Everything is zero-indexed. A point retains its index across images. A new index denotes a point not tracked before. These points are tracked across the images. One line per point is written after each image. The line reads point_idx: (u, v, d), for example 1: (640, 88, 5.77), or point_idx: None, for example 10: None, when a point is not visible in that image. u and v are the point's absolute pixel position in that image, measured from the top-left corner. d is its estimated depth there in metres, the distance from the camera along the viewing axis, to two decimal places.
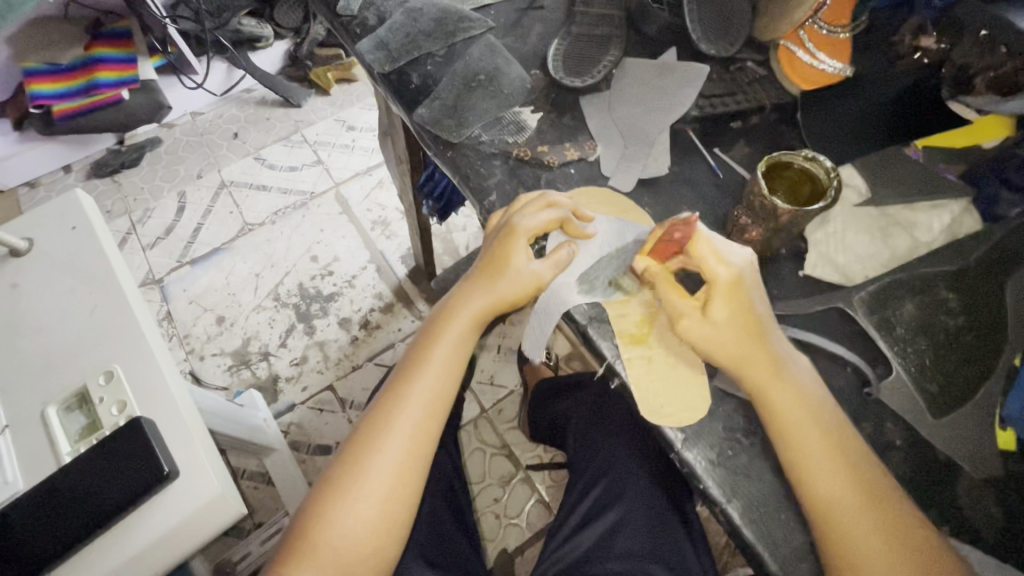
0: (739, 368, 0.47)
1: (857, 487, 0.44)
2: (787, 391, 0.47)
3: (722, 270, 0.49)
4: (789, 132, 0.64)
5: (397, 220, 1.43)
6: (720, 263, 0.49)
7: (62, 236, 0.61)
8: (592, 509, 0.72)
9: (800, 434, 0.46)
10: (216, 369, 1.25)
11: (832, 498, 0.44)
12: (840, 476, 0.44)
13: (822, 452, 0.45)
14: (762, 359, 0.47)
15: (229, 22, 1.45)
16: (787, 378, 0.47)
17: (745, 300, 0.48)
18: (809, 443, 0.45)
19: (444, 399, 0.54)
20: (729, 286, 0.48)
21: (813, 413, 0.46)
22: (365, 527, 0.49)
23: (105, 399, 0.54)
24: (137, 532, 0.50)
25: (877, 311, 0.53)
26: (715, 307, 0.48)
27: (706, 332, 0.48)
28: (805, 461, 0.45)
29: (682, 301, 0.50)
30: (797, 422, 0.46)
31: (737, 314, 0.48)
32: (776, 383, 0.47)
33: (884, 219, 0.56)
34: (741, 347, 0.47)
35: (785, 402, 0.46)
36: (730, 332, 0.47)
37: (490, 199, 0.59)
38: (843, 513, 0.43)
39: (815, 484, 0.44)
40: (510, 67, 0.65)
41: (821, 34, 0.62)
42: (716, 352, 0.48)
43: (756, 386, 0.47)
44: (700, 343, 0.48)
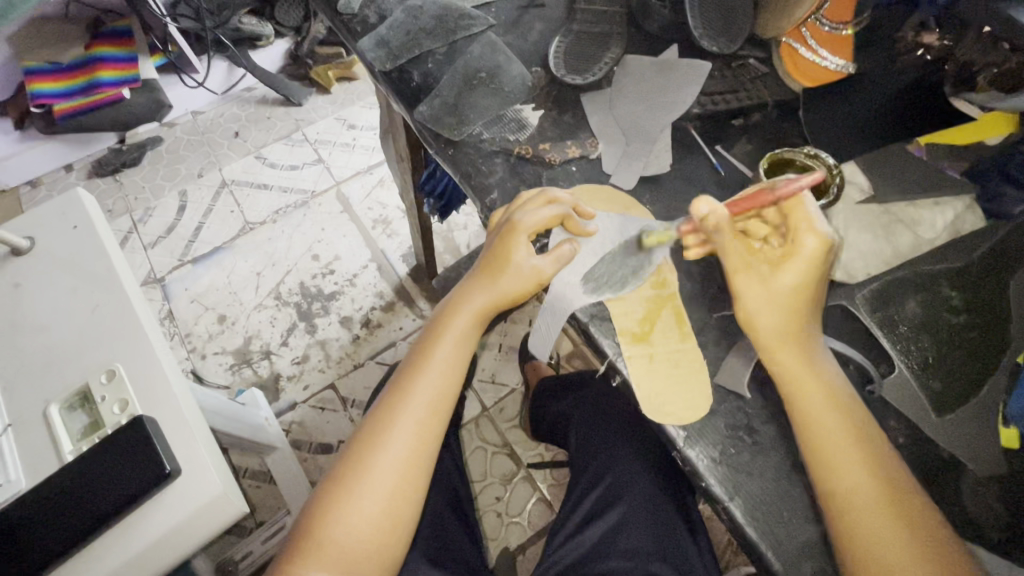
0: (772, 347, 0.48)
1: (871, 481, 0.44)
2: (793, 386, 0.47)
3: (810, 240, 0.47)
4: (791, 129, 0.63)
5: (398, 219, 1.43)
6: (811, 232, 0.47)
7: (63, 235, 0.61)
8: (594, 508, 0.71)
9: (821, 422, 0.46)
10: (218, 368, 1.25)
11: (850, 489, 0.44)
12: (861, 468, 0.44)
13: (842, 443, 0.45)
14: (786, 350, 0.47)
15: (229, 20, 1.46)
16: (802, 372, 0.47)
17: (819, 274, 0.47)
18: (827, 435, 0.45)
19: (448, 396, 0.54)
20: (810, 255, 0.47)
21: (834, 404, 0.46)
22: (370, 524, 0.49)
23: (107, 399, 0.54)
24: (139, 532, 0.50)
25: (880, 309, 0.52)
26: (785, 272, 0.47)
27: (766, 294, 0.48)
28: (825, 450, 0.45)
29: (753, 258, 0.49)
30: (818, 412, 0.46)
31: (802, 283, 0.47)
32: (801, 373, 0.47)
33: (887, 217, 0.56)
34: (790, 318, 0.47)
35: (807, 391, 0.47)
36: (786, 298, 0.47)
37: (491, 197, 0.59)
38: (859, 506, 0.43)
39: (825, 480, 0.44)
40: (511, 65, 0.65)
41: (823, 30, 0.62)
42: (766, 315, 0.48)
43: (787, 364, 0.47)
44: (750, 300, 0.48)
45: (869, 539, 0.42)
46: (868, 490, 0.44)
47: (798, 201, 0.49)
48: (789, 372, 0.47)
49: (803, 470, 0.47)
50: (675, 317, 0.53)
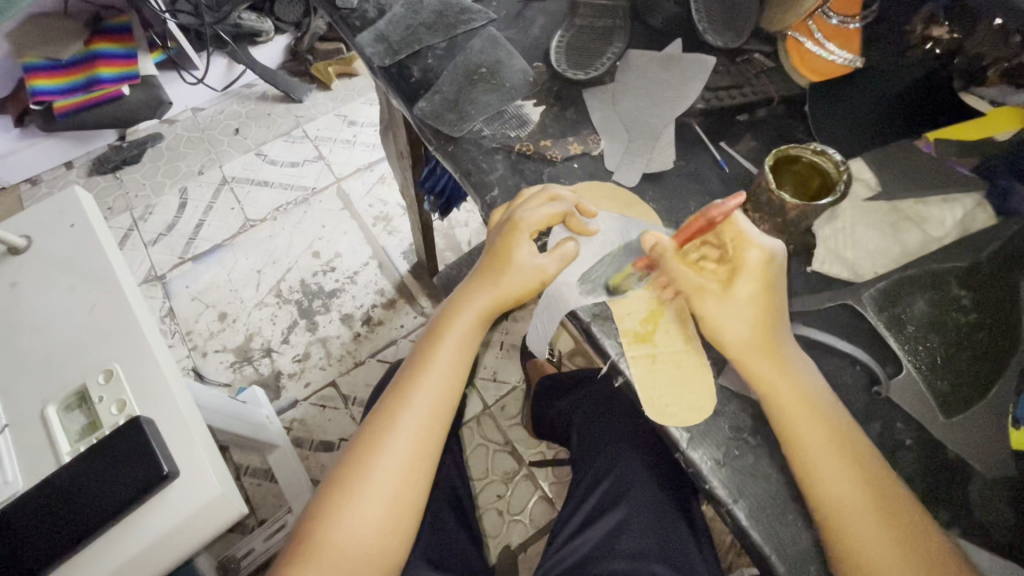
0: (751, 364, 0.47)
1: (862, 486, 0.43)
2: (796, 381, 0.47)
3: (753, 252, 0.48)
4: (797, 126, 0.62)
5: (399, 216, 1.43)
6: (752, 244, 0.48)
7: (60, 233, 0.61)
8: (597, 508, 0.71)
9: (807, 434, 0.45)
10: (219, 365, 1.24)
11: (839, 500, 0.43)
12: (848, 477, 0.44)
13: (830, 454, 0.44)
14: (764, 364, 0.47)
15: (229, 16, 1.41)
16: (792, 379, 0.47)
17: (770, 282, 0.48)
18: (815, 445, 0.45)
19: (450, 397, 0.53)
20: (758, 265, 0.48)
21: (821, 414, 0.46)
22: (371, 528, 0.49)
23: (104, 398, 0.53)
24: (137, 533, 0.50)
25: (887, 308, 0.52)
26: (739, 285, 0.48)
27: (727, 312, 0.48)
28: (812, 461, 0.44)
29: (701, 281, 0.49)
30: (804, 422, 0.45)
31: (757, 294, 0.48)
32: (786, 382, 0.47)
33: (895, 215, 0.55)
34: (758, 331, 0.47)
35: (794, 401, 0.46)
36: (748, 312, 0.47)
37: (492, 195, 0.58)
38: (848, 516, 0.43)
39: (819, 483, 0.44)
40: (513, 60, 0.64)
41: (830, 23, 0.60)
42: (733, 332, 0.47)
43: (776, 364, 0.47)
44: (715, 321, 0.48)
45: (861, 549, 0.42)
46: (858, 499, 0.43)
47: (732, 221, 0.49)
48: (785, 377, 0.47)
49: None
50: (679, 317, 0.52)
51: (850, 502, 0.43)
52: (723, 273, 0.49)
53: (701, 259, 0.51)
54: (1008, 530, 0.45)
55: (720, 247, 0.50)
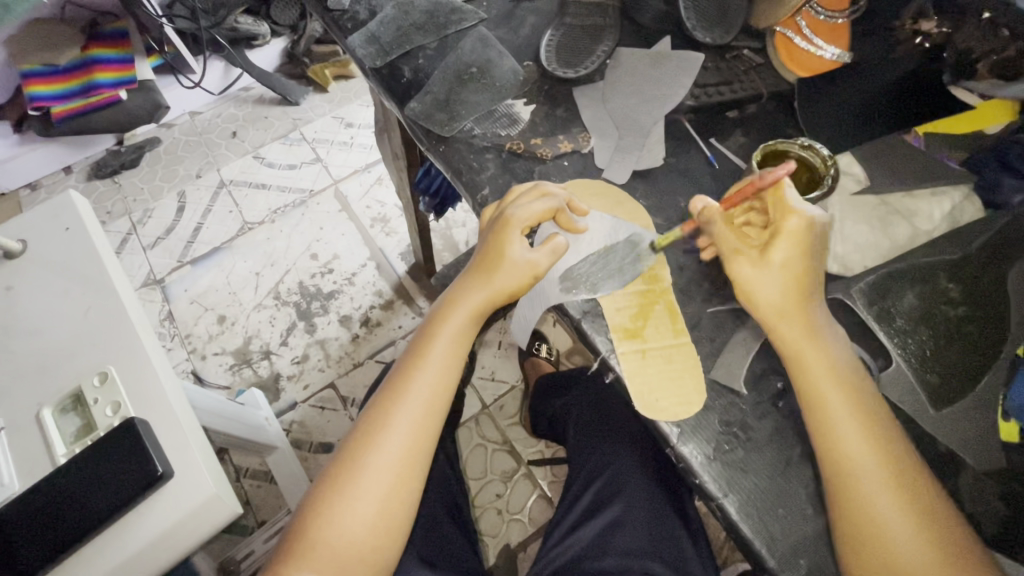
0: (775, 330, 0.47)
1: (881, 469, 0.43)
2: (806, 365, 0.46)
3: (794, 219, 0.48)
4: (787, 122, 0.62)
5: (396, 217, 1.43)
6: (795, 211, 0.48)
7: (55, 236, 0.61)
8: (590, 506, 0.71)
9: (829, 417, 0.45)
10: (219, 368, 1.25)
11: (863, 493, 0.43)
12: (872, 465, 0.43)
13: (853, 442, 0.44)
14: (795, 331, 0.47)
15: (225, 19, 1.44)
16: (814, 366, 0.46)
17: (809, 251, 0.48)
18: (844, 438, 0.44)
19: (443, 395, 0.53)
20: (796, 233, 0.48)
21: (846, 393, 0.45)
22: (364, 526, 0.49)
23: (100, 401, 0.54)
24: (132, 534, 0.50)
25: (877, 301, 0.51)
26: (775, 250, 0.48)
27: (761, 274, 0.48)
28: (834, 448, 0.44)
29: (743, 244, 0.50)
30: (829, 409, 0.45)
31: (794, 259, 0.48)
32: (807, 358, 0.46)
33: (883, 209, 0.55)
34: (791, 296, 0.47)
35: (815, 385, 0.46)
36: (783, 276, 0.48)
37: (482, 193, 0.58)
38: (874, 509, 0.42)
39: (834, 468, 0.44)
40: (503, 59, 0.64)
41: (817, 18, 0.61)
42: (764, 292, 0.48)
43: (789, 347, 0.47)
44: (748, 281, 0.48)
45: (879, 539, 0.42)
46: (881, 491, 0.43)
47: (780, 188, 0.49)
48: (800, 355, 0.47)
49: (798, 465, 0.47)
50: (669, 312, 0.52)
51: (874, 496, 0.42)
52: (763, 239, 0.50)
53: (746, 224, 0.53)
54: (996, 522, 0.46)
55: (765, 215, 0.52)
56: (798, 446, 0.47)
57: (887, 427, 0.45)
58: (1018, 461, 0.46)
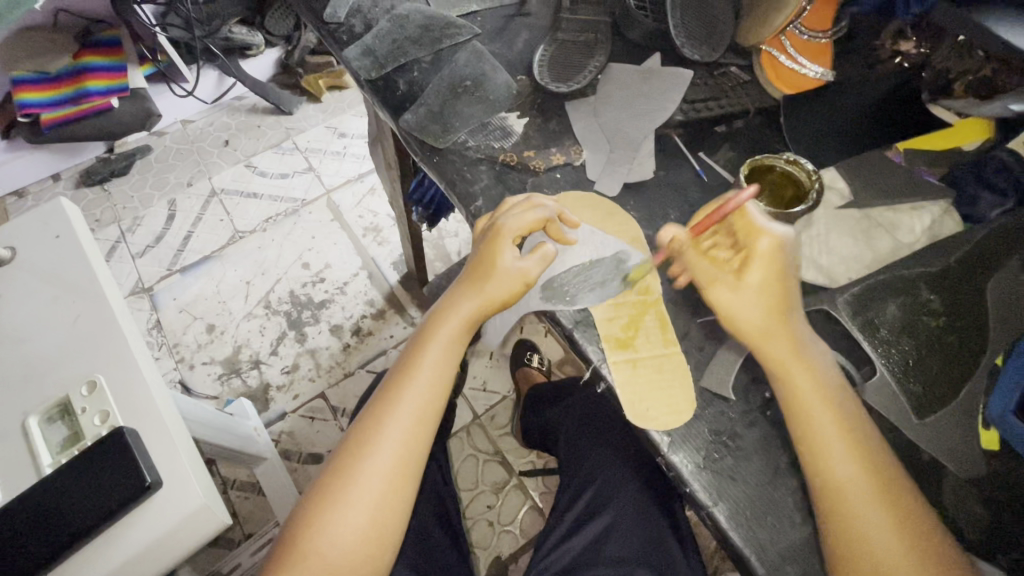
0: (764, 346, 0.48)
1: (867, 477, 0.44)
2: (790, 377, 0.47)
3: (764, 239, 0.50)
4: (773, 137, 0.63)
5: (389, 227, 1.43)
6: (764, 232, 0.50)
7: (45, 244, 0.61)
8: (581, 515, 0.71)
9: (817, 425, 0.45)
10: (207, 377, 1.24)
11: (851, 502, 0.43)
12: (859, 473, 0.44)
13: (840, 451, 0.45)
14: (780, 344, 0.48)
15: (219, 29, 1.46)
16: (799, 377, 0.47)
17: (782, 270, 0.50)
18: (831, 447, 0.45)
19: (435, 403, 0.53)
20: (769, 254, 0.50)
21: (833, 403, 0.46)
22: (354, 535, 0.49)
23: (88, 410, 0.53)
24: (118, 545, 0.50)
25: (861, 312, 0.53)
26: (750, 272, 0.49)
27: (738, 299, 0.49)
28: (821, 457, 0.45)
29: (717, 268, 0.51)
30: (815, 417, 0.46)
31: (771, 280, 0.49)
32: (795, 369, 0.47)
33: (866, 222, 0.57)
34: (770, 316, 0.48)
35: (800, 397, 0.46)
36: (762, 297, 0.49)
37: (476, 205, 0.59)
38: (862, 519, 0.43)
39: (823, 478, 0.44)
40: (497, 73, 0.65)
41: (800, 38, 0.63)
42: (744, 316, 0.49)
43: (775, 361, 0.48)
44: (728, 307, 0.49)
45: (868, 547, 0.42)
46: (868, 499, 0.43)
47: (743, 212, 0.51)
48: (783, 365, 0.47)
49: (785, 473, 0.47)
50: (659, 322, 0.53)
51: (863, 505, 0.43)
52: (736, 263, 0.51)
53: (714, 248, 0.53)
54: (978, 527, 0.47)
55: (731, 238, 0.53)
56: (785, 454, 0.48)
57: (873, 444, 0.45)
58: (997, 467, 0.48)
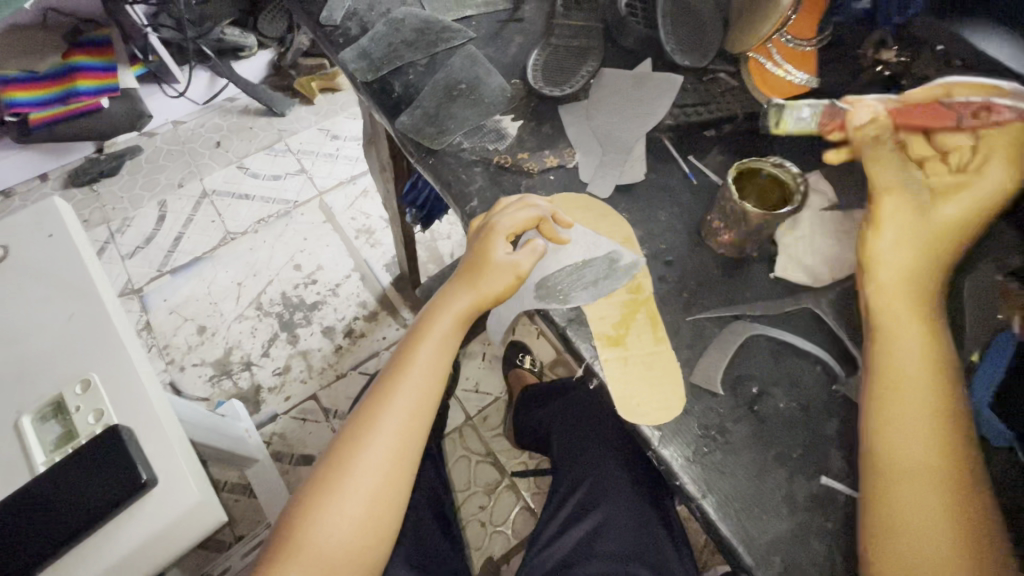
0: (917, 282, 0.49)
1: (932, 460, 0.44)
2: (901, 337, 0.47)
3: (992, 177, 0.49)
4: (760, 141, 0.65)
5: (381, 228, 1.44)
6: (996, 170, 0.49)
7: (38, 243, 0.61)
8: (574, 512, 0.72)
9: (905, 397, 0.46)
10: (198, 379, 1.23)
11: (902, 477, 0.44)
12: (927, 455, 0.44)
13: (912, 430, 0.45)
14: (919, 291, 0.48)
15: (211, 31, 1.47)
16: (905, 341, 0.47)
17: (981, 214, 0.49)
18: (907, 423, 0.45)
19: (430, 397, 0.54)
20: (988, 193, 0.49)
21: (931, 381, 0.46)
22: (350, 527, 0.49)
23: (81, 408, 0.53)
24: (112, 542, 0.50)
25: (844, 312, 0.55)
26: (956, 201, 0.49)
27: (928, 221, 0.49)
28: (889, 431, 0.45)
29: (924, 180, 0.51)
30: (906, 390, 0.46)
31: (964, 217, 0.49)
32: (910, 333, 0.47)
33: (850, 224, 0.58)
34: (933, 254, 0.49)
35: (894, 364, 0.47)
36: (947, 230, 0.49)
37: (470, 206, 0.60)
38: (911, 496, 0.43)
39: (883, 449, 0.45)
40: (491, 77, 0.66)
41: (787, 46, 0.66)
42: (921, 237, 0.49)
43: (893, 315, 0.48)
44: (912, 217, 0.50)
45: (906, 524, 0.43)
46: (924, 480, 0.43)
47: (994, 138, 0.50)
48: (898, 321, 0.48)
49: (772, 466, 0.49)
50: (650, 320, 0.54)
51: (914, 483, 0.43)
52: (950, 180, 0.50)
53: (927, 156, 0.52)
54: None
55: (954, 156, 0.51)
56: (771, 449, 0.49)
57: (957, 435, 0.45)
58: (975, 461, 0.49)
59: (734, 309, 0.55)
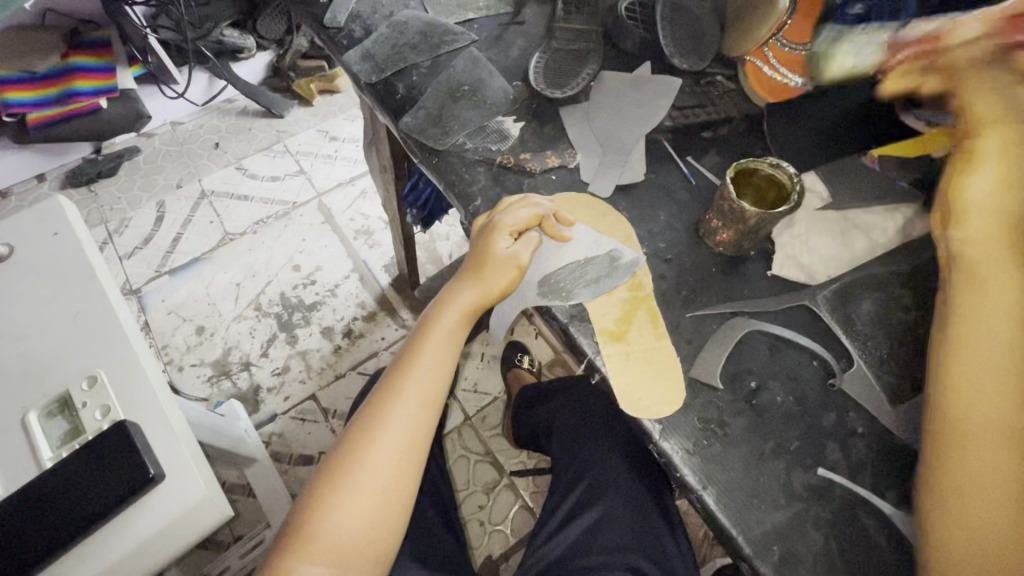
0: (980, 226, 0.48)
1: (1010, 418, 0.43)
2: (982, 290, 0.47)
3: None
4: (756, 142, 0.67)
5: (380, 229, 1.45)
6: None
7: (43, 241, 0.62)
8: (575, 507, 0.73)
9: (986, 351, 0.45)
10: (196, 379, 1.24)
11: (974, 431, 0.44)
12: (1004, 410, 0.44)
13: (993, 383, 0.44)
14: (994, 238, 0.47)
15: (211, 32, 1.46)
16: (986, 292, 0.47)
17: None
18: (986, 377, 0.45)
19: (436, 391, 0.55)
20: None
21: (1015, 337, 0.45)
22: (362, 518, 0.50)
23: (89, 404, 0.54)
24: (120, 536, 0.51)
25: (839, 308, 0.56)
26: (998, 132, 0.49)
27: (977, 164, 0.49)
28: (967, 386, 0.45)
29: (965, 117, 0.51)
30: (987, 346, 0.45)
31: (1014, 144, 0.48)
32: (993, 284, 0.47)
33: (844, 223, 0.60)
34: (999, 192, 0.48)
35: (976, 316, 0.46)
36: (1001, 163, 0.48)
37: (474, 205, 0.61)
38: (983, 450, 0.43)
39: (960, 402, 0.45)
40: (493, 79, 0.67)
41: (783, 51, 0.66)
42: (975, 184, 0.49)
43: (975, 263, 0.48)
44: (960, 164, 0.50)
45: (972, 477, 0.43)
46: (998, 436, 0.43)
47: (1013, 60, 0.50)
48: (977, 273, 0.48)
49: (769, 458, 0.50)
50: (650, 317, 0.56)
51: (986, 438, 0.43)
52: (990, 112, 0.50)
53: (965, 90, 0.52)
54: None
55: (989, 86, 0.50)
56: (769, 441, 0.51)
57: None
58: None
59: (732, 306, 0.57)
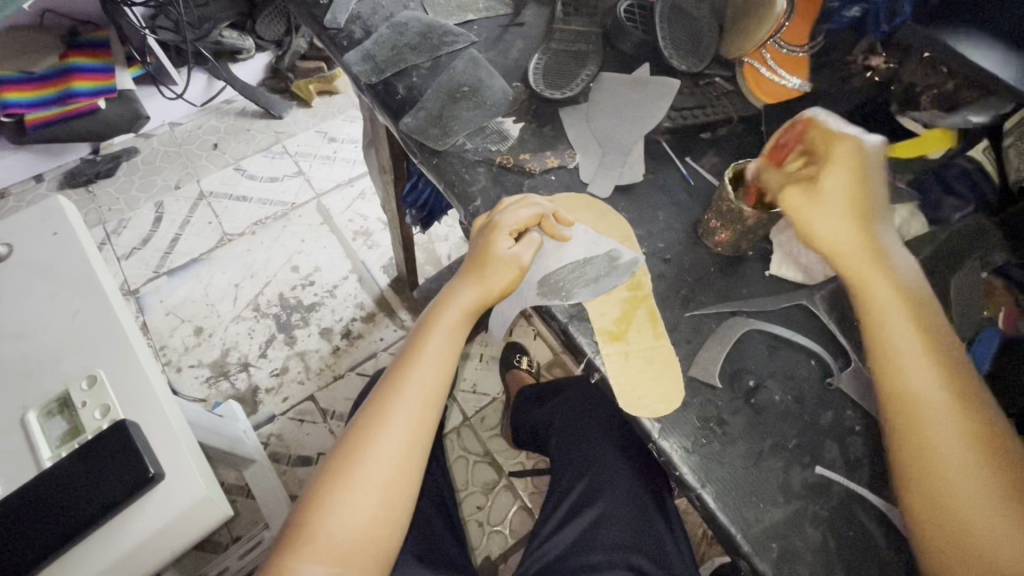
0: (846, 262, 0.50)
1: (947, 397, 0.45)
2: (872, 295, 0.49)
3: (840, 145, 0.51)
4: (754, 143, 0.67)
5: (379, 230, 1.45)
6: (841, 140, 0.51)
7: (42, 241, 0.62)
8: (574, 507, 0.74)
9: (899, 342, 0.47)
10: (194, 380, 1.23)
11: (922, 420, 0.45)
12: (938, 390, 0.45)
13: (918, 369, 0.46)
14: (860, 263, 0.50)
15: (210, 33, 1.47)
16: (877, 289, 0.49)
17: (862, 176, 0.51)
18: (909, 366, 0.46)
19: (439, 390, 0.55)
20: (847, 158, 0.51)
21: (921, 325, 0.48)
22: (364, 515, 0.50)
23: (88, 404, 0.54)
24: (120, 535, 0.50)
25: (837, 307, 0.57)
26: (829, 178, 0.51)
27: (824, 216, 0.50)
28: (897, 377, 0.47)
29: (794, 179, 0.53)
30: (897, 338, 0.47)
31: (849, 186, 0.50)
32: (879, 293, 0.49)
33: None
34: (853, 228, 0.50)
35: (879, 315, 0.49)
36: (842, 209, 0.50)
37: (474, 205, 0.61)
38: (936, 437, 0.44)
39: (894, 393, 0.46)
40: (493, 80, 0.68)
41: (781, 52, 0.65)
42: (825, 231, 0.50)
43: (858, 281, 0.50)
44: (807, 220, 0.51)
45: (937, 467, 0.43)
46: (945, 419, 0.44)
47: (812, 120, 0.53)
48: (862, 285, 0.50)
49: (768, 457, 0.50)
50: (650, 317, 0.56)
51: (937, 424, 0.44)
52: (814, 170, 0.52)
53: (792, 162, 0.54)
54: None
55: (811, 151, 0.53)
56: (767, 440, 0.51)
57: (958, 373, 0.46)
58: None
59: (730, 305, 0.57)
